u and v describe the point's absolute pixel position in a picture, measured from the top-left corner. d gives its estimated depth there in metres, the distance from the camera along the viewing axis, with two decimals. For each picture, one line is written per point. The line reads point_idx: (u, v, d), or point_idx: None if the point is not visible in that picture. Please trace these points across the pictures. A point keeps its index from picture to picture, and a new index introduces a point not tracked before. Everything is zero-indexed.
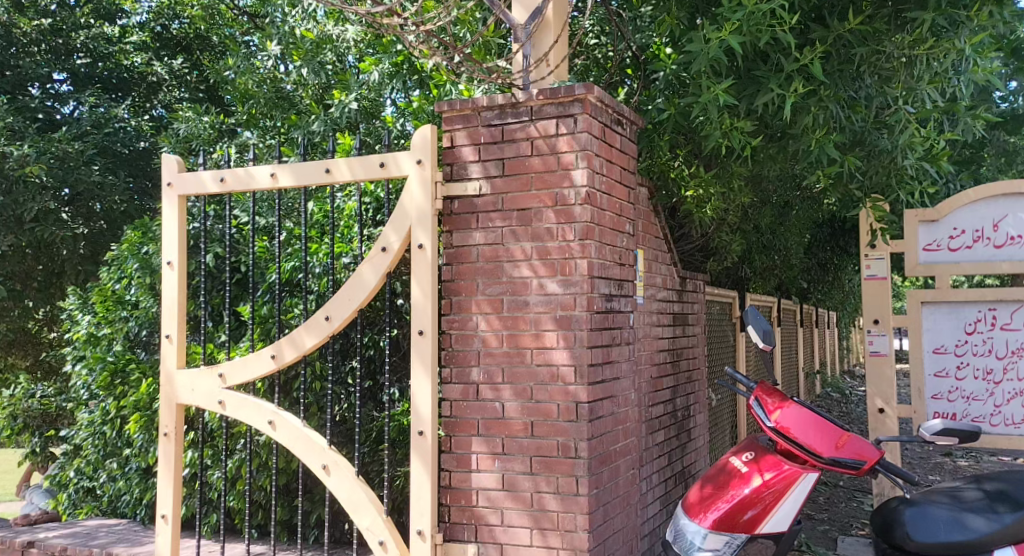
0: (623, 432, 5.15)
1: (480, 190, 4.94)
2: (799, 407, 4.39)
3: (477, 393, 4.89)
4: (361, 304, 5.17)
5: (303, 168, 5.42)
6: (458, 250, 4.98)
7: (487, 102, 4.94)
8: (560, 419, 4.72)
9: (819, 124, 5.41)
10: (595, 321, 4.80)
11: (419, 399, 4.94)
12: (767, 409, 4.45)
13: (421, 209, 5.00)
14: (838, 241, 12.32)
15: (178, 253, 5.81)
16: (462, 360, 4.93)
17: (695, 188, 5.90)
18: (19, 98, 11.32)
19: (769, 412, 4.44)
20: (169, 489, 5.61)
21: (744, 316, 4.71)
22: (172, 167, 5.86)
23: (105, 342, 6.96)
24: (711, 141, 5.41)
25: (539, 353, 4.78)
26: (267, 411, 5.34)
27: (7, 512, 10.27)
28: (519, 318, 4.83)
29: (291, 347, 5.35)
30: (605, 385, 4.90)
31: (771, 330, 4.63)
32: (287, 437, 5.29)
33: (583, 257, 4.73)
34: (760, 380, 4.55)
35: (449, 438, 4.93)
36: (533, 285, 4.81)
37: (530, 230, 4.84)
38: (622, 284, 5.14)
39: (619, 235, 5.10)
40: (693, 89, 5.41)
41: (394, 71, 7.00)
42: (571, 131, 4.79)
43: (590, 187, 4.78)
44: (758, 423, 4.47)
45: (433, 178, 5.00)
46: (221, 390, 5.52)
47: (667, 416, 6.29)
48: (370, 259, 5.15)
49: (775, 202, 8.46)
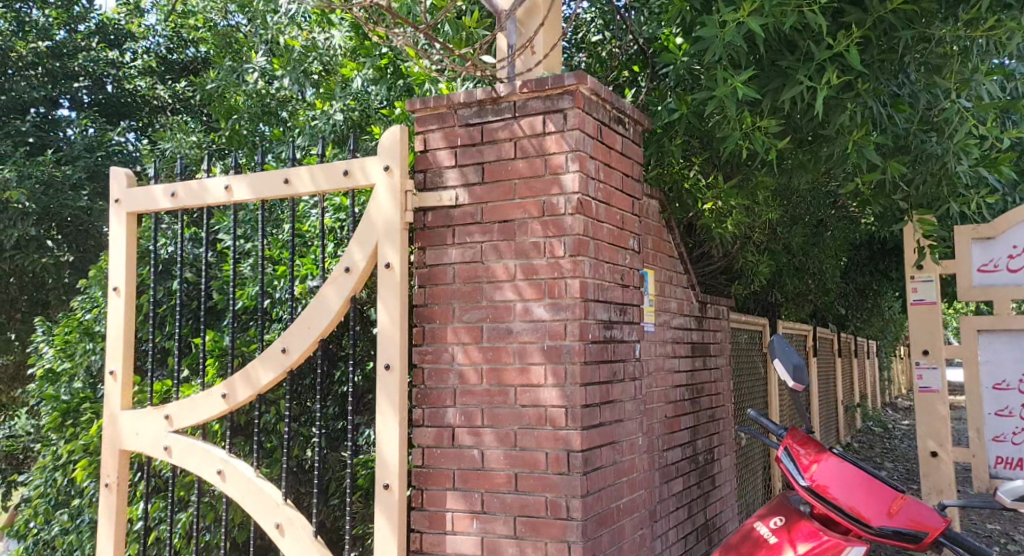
0: (629, 485, 4.37)
1: (457, 199, 4.20)
2: (840, 461, 3.65)
3: (453, 438, 4.14)
4: (322, 333, 4.44)
5: (260, 179, 4.63)
6: (432, 269, 4.24)
7: (464, 97, 4.19)
8: (550, 472, 3.95)
9: (859, 122, 4.59)
10: (591, 354, 4.03)
11: (385, 446, 4.21)
12: (800, 465, 3.72)
13: (388, 222, 4.27)
14: (883, 265, 11.33)
15: (126, 277, 5.15)
16: (436, 400, 4.18)
17: (713, 200, 5.20)
18: (10, 123, 10.74)
19: (803, 468, 3.71)
20: (109, 543, 5.00)
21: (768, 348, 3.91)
22: (121, 181, 5.19)
23: (62, 380, 6.32)
24: (730, 144, 4.63)
25: (524, 393, 4.02)
26: (217, 458, 4.70)
27: None
28: (501, 349, 4.07)
29: (246, 385, 4.63)
30: (604, 429, 4.12)
31: (803, 365, 3.82)
32: (237, 490, 4.63)
33: (575, 276, 3.97)
34: (790, 427, 3.83)
35: (421, 492, 4.18)
36: (517, 310, 4.06)
37: (514, 245, 4.08)
38: (625, 309, 4.38)
39: (620, 251, 4.34)
40: (706, 83, 4.61)
41: (378, 77, 6.08)
42: (560, 128, 4.03)
43: (583, 194, 4.02)
44: (789, 481, 3.73)
45: (402, 187, 4.26)
46: (167, 434, 4.88)
47: (686, 462, 5.52)
48: (333, 280, 4.42)
49: (808, 219, 7.64)
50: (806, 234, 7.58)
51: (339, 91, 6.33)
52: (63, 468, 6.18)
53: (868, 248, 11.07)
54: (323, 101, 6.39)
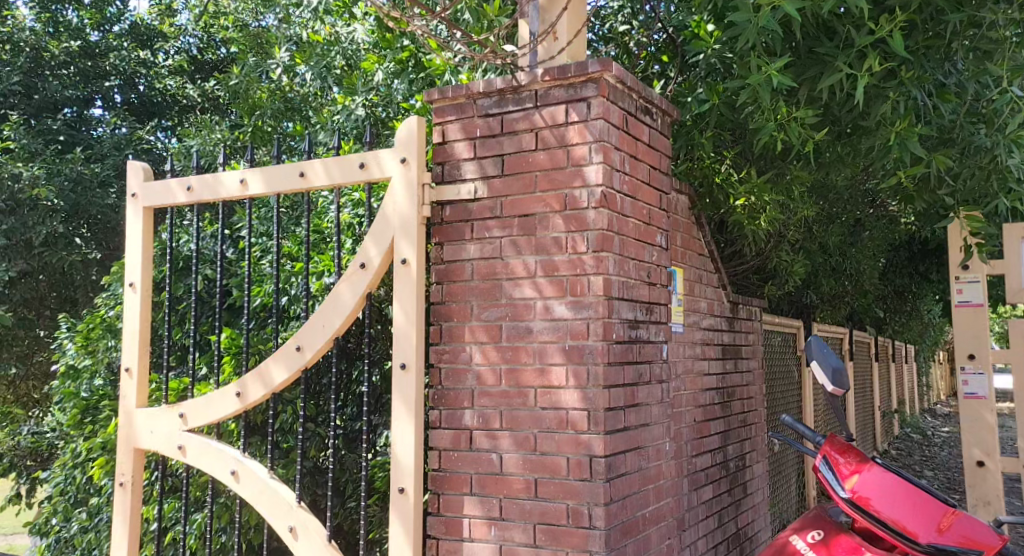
0: (656, 493, 4.18)
1: (476, 192, 4.04)
2: (885, 471, 3.43)
3: (471, 441, 3.98)
4: (337, 331, 4.29)
5: (276, 173, 4.47)
6: (450, 266, 4.09)
7: (483, 87, 4.03)
8: (571, 479, 3.77)
9: (902, 113, 4.35)
10: (615, 355, 3.84)
11: (400, 448, 4.05)
12: (841, 475, 3.49)
13: (405, 217, 4.12)
14: (922, 267, 11.02)
15: (143, 273, 4.97)
16: (454, 402, 4.03)
17: (745, 195, 4.95)
18: (42, 121, 10.57)
19: (844, 479, 3.48)
20: (123, 542, 4.86)
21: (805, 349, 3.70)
22: (138, 175, 4.99)
23: (83, 377, 6.23)
24: (764, 135, 4.39)
25: (545, 395, 3.85)
26: (231, 458, 4.53)
27: (17, 545, 8.74)
28: (520, 349, 3.91)
29: (260, 384, 4.47)
30: (629, 434, 3.93)
31: (844, 368, 3.60)
32: (251, 492, 4.46)
33: (598, 273, 3.79)
34: (829, 434, 3.61)
35: (438, 497, 4.02)
36: (537, 308, 3.89)
37: (534, 240, 3.91)
38: (652, 308, 4.19)
39: (647, 247, 4.15)
40: (739, 71, 4.40)
41: (399, 70, 5.92)
42: (583, 118, 3.85)
43: (607, 187, 3.83)
44: (828, 492, 3.49)
45: (420, 181, 4.11)
46: (181, 433, 4.70)
47: (717, 468, 5.31)
48: (348, 277, 4.27)
49: (844, 218, 7.38)
50: (842, 233, 7.34)
51: (361, 85, 6.19)
52: (82, 466, 6.07)
53: (908, 249, 10.76)
54: (345, 95, 6.26)
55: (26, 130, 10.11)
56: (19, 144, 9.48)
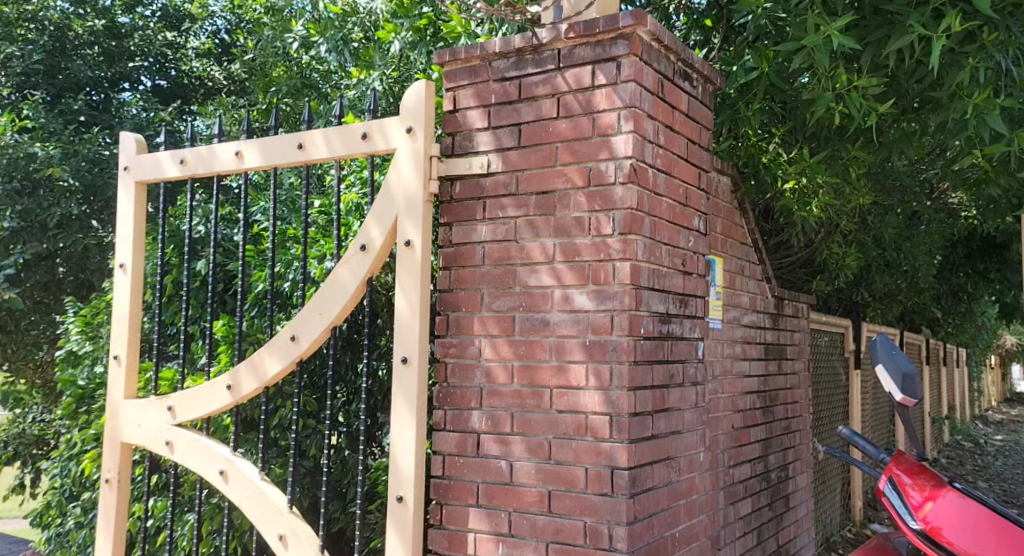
0: (687, 510, 3.70)
1: (489, 166, 3.57)
2: (966, 499, 3.08)
3: (478, 446, 3.53)
4: (335, 319, 3.84)
5: (273, 143, 3.97)
6: (459, 249, 3.63)
7: (500, 46, 3.57)
8: (590, 493, 3.31)
9: (981, 83, 3.87)
10: (644, 352, 3.37)
11: (400, 452, 3.61)
12: (914, 502, 3.15)
13: (410, 194, 3.67)
14: (981, 264, 10.35)
15: (134, 252, 4.43)
16: (460, 401, 3.58)
17: (795, 177, 4.54)
18: (62, 101, 10.07)
19: (914, 507, 3.15)
20: (108, 545, 4.34)
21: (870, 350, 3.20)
22: (130, 148, 4.44)
23: (82, 363, 5.82)
24: (820, 106, 3.98)
25: (562, 397, 3.38)
26: (220, 458, 4.04)
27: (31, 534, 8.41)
28: (535, 344, 3.45)
29: (251, 377, 4.01)
30: (658, 443, 3.46)
31: (915, 374, 3.09)
32: (239, 494, 3.99)
33: (624, 258, 3.32)
34: (896, 452, 3.26)
35: (441, 508, 3.58)
36: (555, 297, 3.42)
37: (553, 221, 3.45)
38: (687, 301, 3.70)
39: (683, 231, 3.67)
40: (794, 32, 3.91)
41: (416, 40, 5.45)
42: (611, 81, 3.38)
43: (638, 160, 3.36)
44: (896, 520, 3.17)
45: (426, 152, 3.66)
46: (169, 427, 4.20)
47: (757, 480, 4.83)
48: (347, 259, 3.82)
49: (900, 208, 6.83)
50: (898, 225, 6.79)
51: (378, 57, 5.73)
52: (76, 459, 5.67)
53: (965, 246, 10.13)
54: (361, 69, 5.86)
55: (46, 111, 9.67)
56: (36, 123, 9.12)
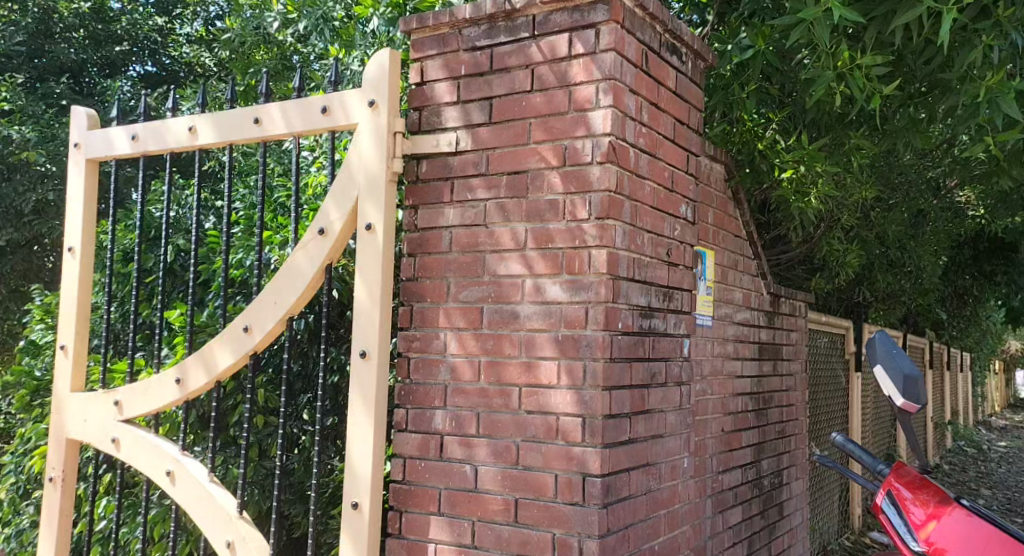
0: (669, 521, 3.41)
1: (457, 144, 3.28)
2: (973, 519, 2.79)
3: (440, 449, 3.24)
4: (291, 309, 3.55)
5: (229, 118, 3.67)
6: (425, 234, 3.34)
7: (470, 12, 3.28)
8: (559, 502, 3.01)
9: (993, 64, 3.59)
10: (621, 349, 3.08)
11: (357, 454, 3.32)
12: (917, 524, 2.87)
13: (372, 173, 3.38)
14: (989, 266, 10.04)
15: (84, 234, 4.10)
16: (423, 400, 3.29)
17: (793, 165, 4.25)
18: (44, 84, 9.64)
19: (915, 525, 2.88)
20: (50, 547, 4.03)
21: (866, 349, 2.90)
22: (82, 123, 4.14)
23: (42, 353, 5.50)
24: (819, 86, 3.68)
25: (531, 396, 3.09)
26: (167, 456, 3.76)
27: None
28: (503, 338, 3.15)
29: (202, 370, 3.72)
30: (636, 448, 3.17)
31: (919, 375, 2.81)
32: (186, 496, 3.70)
33: (601, 246, 3.02)
34: (899, 464, 3.01)
35: (399, 515, 3.29)
36: (526, 287, 3.13)
37: (525, 204, 3.16)
38: (671, 294, 3.41)
39: (667, 219, 3.37)
40: (794, 5, 3.60)
41: (393, 19, 4.97)
42: (590, 50, 3.08)
43: (617, 138, 3.06)
44: (894, 539, 2.91)
45: (390, 128, 3.36)
46: (115, 424, 3.91)
47: (748, 487, 4.54)
48: (305, 245, 3.53)
49: (905, 204, 6.51)
50: (903, 221, 6.47)
51: (359, 36, 5.38)
52: (31, 455, 5.36)
53: (972, 248, 9.86)
54: (340, 48, 5.56)
55: (25, 94, 9.17)
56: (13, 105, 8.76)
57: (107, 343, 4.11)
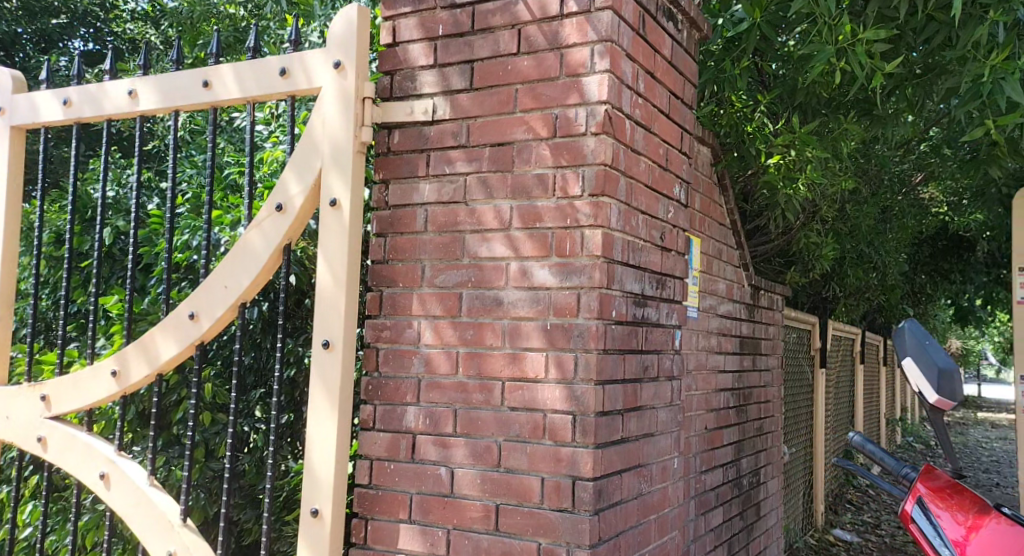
0: (659, 527, 3.13)
1: (434, 112, 2.98)
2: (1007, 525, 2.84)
3: (413, 449, 2.92)
4: (244, 294, 3.20)
5: (174, 81, 3.31)
6: (397, 212, 3.02)
7: None
8: (546, 508, 2.72)
9: (1000, 41, 3.38)
10: (614, 340, 2.80)
11: (318, 455, 2.99)
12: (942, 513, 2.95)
13: (337, 142, 3.05)
14: (945, 265, 10.06)
15: (7, 210, 3.68)
16: (393, 395, 2.97)
17: (782, 150, 4.01)
18: None
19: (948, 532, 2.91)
20: None
21: (895, 339, 2.83)
22: (6, 86, 3.72)
23: None
24: (819, 62, 3.44)
25: (515, 391, 2.79)
26: (101, 457, 3.39)
27: None
28: (484, 327, 2.85)
29: (141, 361, 3.35)
30: (628, 448, 2.89)
31: (953, 371, 2.72)
32: (122, 502, 3.33)
33: (595, 226, 2.73)
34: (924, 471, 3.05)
35: (364, 522, 2.97)
36: (510, 271, 2.83)
37: (510, 178, 2.86)
38: (664, 282, 3.14)
39: (662, 200, 3.10)
40: None
41: None
42: (584, 9, 2.79)
43: (613, 107, 2.78)
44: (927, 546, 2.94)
45: (358, 92, 3.04)
46: (42, 421, 3.51)
47: (728, 487, 4.31)
48: (260, 223, 3.19)
49: (878, 195, 6.34)
50: (875, 213, 6.31)
51: (318, 5, 4.99)
52: None
53: (931, 245, 9.83)
54: (298, 18, 5.21)
55: None
56: None
57: (33, 332, 3.70)
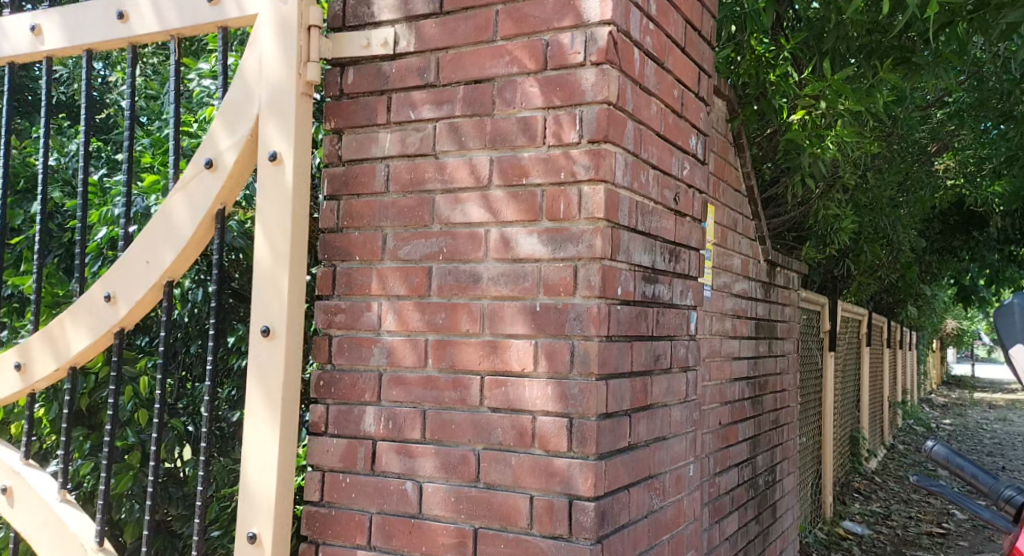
0: (672, 547, 2.59)
1: (396, 43, 2.41)
2: None
3: (372, 460, 2.37)
4: (168, 272, 2.63)
5: (84, 14, 2.73)
6: (352, 169, 2.46)
7: None
8: (535, 535, 2.18)
9: None
10: (621, 324, 2.25)
11: (256, 468, 2.44)
12: None
13: (277, 81, 2.48)
14: (954, 243, 9.69)
15: None
16: (349, 393, 2.42)
17: (808, 103, 3.50)
18: None
19: None
20: None
21: None
22: None
23: None
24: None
25: (496, 389, 2.24)
26: (4, 468, 2.85)
27: None
28: (459, 309, 2.30)
29: (49, 354, 2.79)
30: (637, 456, 2.35)
31: None
32: (26, 520, 2.79)
33: (596, 180, 2.18)
34: None
35: (314, 549, 2.42)
36: (491, 240, 2.28)
37: (489, 124, 2.30)
38: (678, 254, 2.59)
39: (675, 152, 2.55)
40: None
41: None
42: None
43: (618, 30, 2.22)
44: None
45: (302, 20, 2.48)
46: None
47: (744, 488, 3.78)
48: (186, 185, 2.61)
49: (899, 164, 5.85)
50: (894, 182, 5.80)
51: None
52: None
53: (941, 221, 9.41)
54: None
55: None
56: None
57: None
